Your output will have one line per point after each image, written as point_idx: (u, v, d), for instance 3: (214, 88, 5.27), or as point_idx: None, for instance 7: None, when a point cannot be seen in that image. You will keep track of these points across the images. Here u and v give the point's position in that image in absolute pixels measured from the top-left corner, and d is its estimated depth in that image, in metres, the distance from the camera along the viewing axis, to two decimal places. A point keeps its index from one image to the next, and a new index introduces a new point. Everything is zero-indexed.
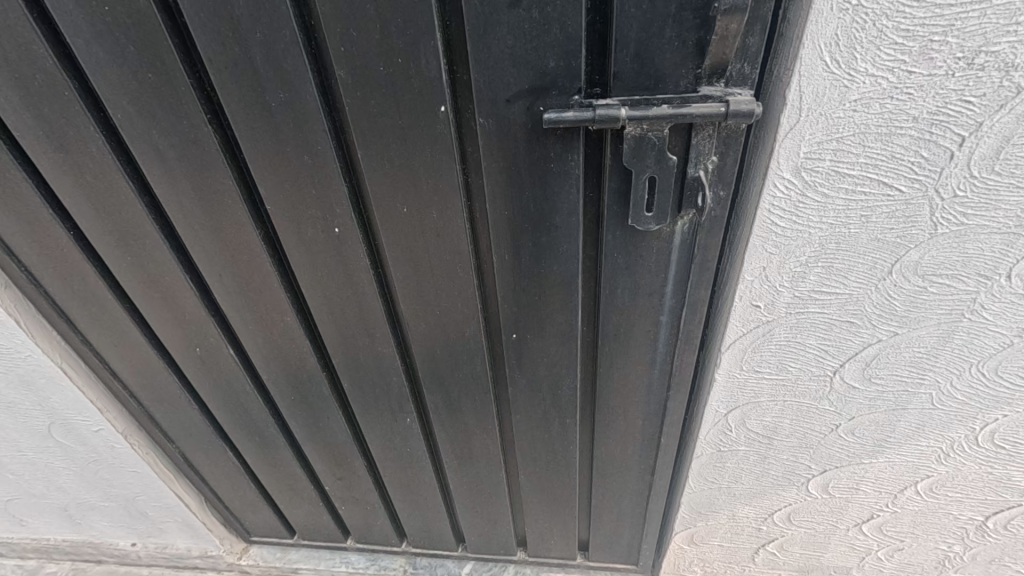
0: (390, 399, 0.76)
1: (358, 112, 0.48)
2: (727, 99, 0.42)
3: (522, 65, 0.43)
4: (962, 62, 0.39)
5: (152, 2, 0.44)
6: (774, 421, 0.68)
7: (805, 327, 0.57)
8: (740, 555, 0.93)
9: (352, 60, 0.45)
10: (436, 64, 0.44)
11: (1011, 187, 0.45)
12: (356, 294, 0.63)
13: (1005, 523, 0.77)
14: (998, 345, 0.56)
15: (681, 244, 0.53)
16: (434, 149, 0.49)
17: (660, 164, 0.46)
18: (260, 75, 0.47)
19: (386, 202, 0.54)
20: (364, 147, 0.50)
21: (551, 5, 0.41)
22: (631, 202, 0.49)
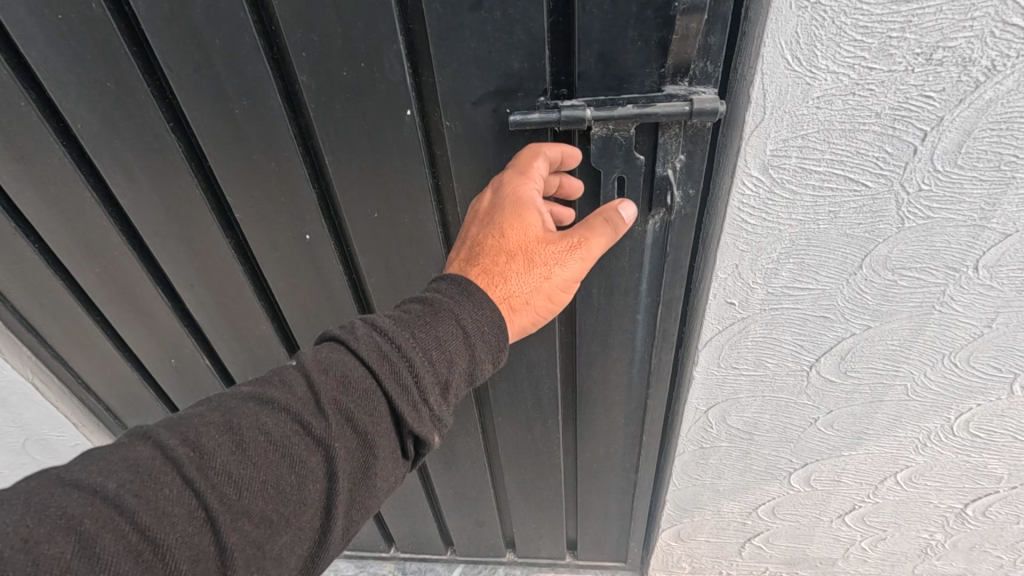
0: None
1: (324, 117, 0.47)
2: (691, 98, 0.42)
3: (486, 67, 0.43)
4: (921, 58, 0.39)
5: (105, 9, 0.43)
6: (754, 417, 0.69)
7: (780, 323, 0.58)
8: (727, 550, 0.93)
9: (315, 66, 0.44)
10: (399, 68, 0.44)
11: (975, 180, 0.45)
12: (331, 300, 0.62)
13: (983, 510, 0.79)
14: (969, 336, 0.57)
15: (654, 243, 0.53)
16: (402, 153, 0.49)
17: (628, 164, 0.47)
18: (222, 82, 0.46)
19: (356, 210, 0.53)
20: (331, 152, 0.49)
21: (513, 7, 0.40)
22: (601, 202, 0.49)
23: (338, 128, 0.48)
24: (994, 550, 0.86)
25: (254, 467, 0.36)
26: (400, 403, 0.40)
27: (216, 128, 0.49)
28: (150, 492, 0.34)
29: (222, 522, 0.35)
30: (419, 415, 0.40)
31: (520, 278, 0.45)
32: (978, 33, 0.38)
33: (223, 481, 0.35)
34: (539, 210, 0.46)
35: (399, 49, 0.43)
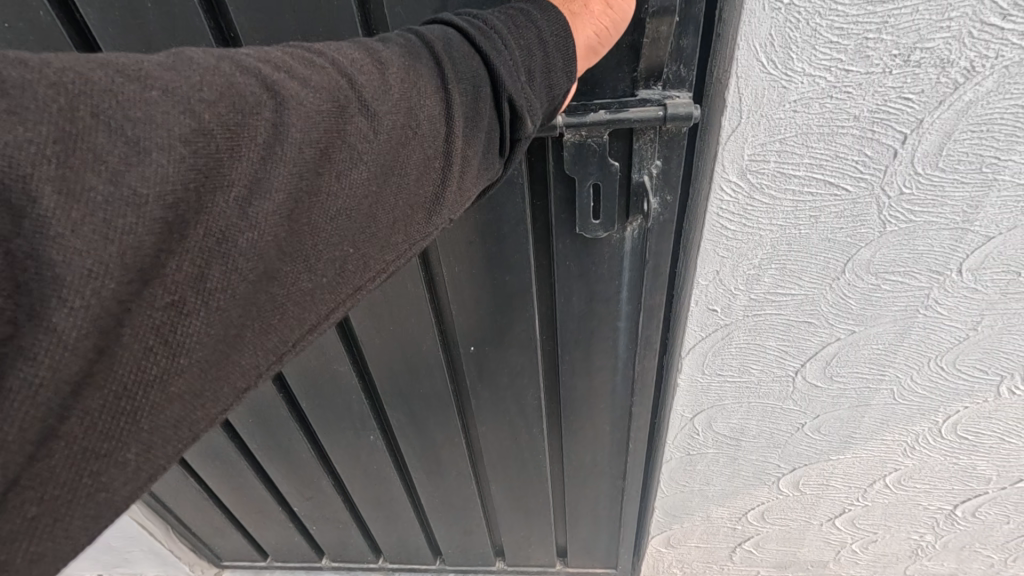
0: (351, 417, 0.73)
1: None
2: (664, 103, 0.41)
3: None
4: (898, 60, 0.38)
5: (55, 18, 0.41)
6: (741, 423, 0.68)
7: (763, 329, 0.57)
8: (718, 554, 0.92)
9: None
10: None
11: (956, 183, 0.44)
12: None
13: (973, 511, 0.78)
14: (955, 339, 0.56)
15: (632, 250, 0.52)
16: None
17: (603, 171, 0.46)
18: None
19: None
20: None
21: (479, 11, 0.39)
22: (577, 210, 0.48)
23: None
24: (984, 550, 0.86)
25: (344, 188, 0.28)
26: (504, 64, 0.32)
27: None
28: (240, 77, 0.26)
29: (300, 206, 0.27)
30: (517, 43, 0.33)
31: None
32: (956, 34, 0.37)
33: (336, 162, 0.28)
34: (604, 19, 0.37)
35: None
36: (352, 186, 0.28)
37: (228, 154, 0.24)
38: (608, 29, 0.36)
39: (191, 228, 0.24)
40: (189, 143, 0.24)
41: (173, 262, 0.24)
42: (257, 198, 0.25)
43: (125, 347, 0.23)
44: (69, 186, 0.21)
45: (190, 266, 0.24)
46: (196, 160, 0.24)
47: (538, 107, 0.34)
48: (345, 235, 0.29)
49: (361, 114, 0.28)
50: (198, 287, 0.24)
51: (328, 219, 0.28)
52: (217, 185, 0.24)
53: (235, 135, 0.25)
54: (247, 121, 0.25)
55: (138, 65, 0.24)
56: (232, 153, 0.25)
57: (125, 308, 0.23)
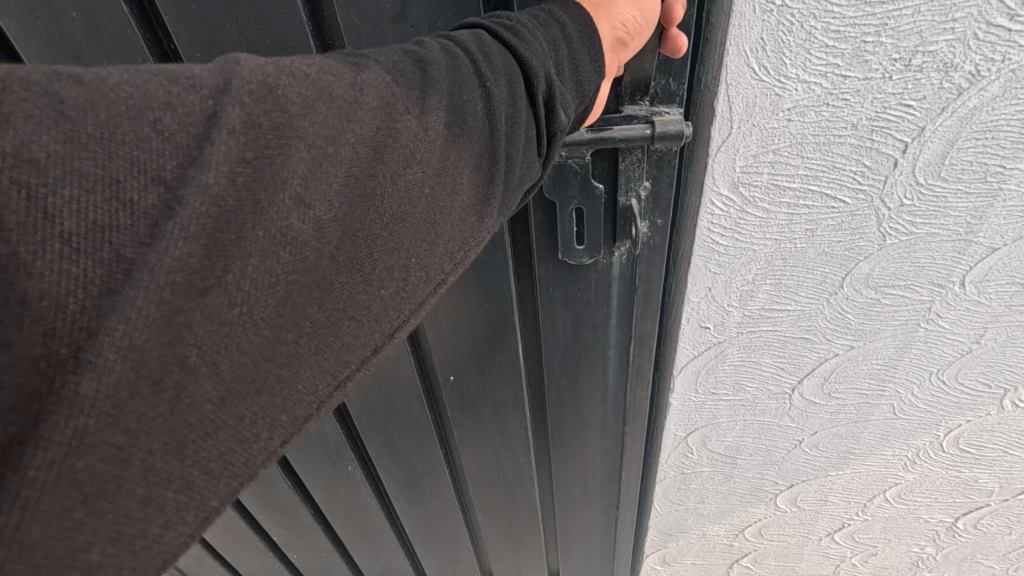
0: (327, 448, 0.69)
1: None
2: (650, 120, 0.38)
3: None
4: (899, 64, 0.36)
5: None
6: (736, 441, 0.65)
7: (758, 346, 0.54)
8: (715, 570, 0.89)
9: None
10: None
11: (958, 193, 0.42)
12: None
13: (974, 522, 0.76)
14: (957, 353, 0.53)
15: (620, 275, 0.49)
16: None
17: (586, 195, 0.43)
18: None
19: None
20: None
21: (441, 21, 0.35)
22: (559, 234, 0.46)
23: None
24: (985, 560, 0.84)
25: (399, 193, 0.24)
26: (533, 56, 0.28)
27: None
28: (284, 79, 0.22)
29: (354, 213, 0.23)
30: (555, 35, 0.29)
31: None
32: (960, 36, 0.34)
33: (389, 163, 0.24)
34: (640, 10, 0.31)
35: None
36: (407, 191, 0.25)
37: (277, 153, 0.21)
38: (641, 16, 0.32)
39: (239, 248, 0.20)
40: (240, 142, 0.20)
41: (220, 292, 0.20)
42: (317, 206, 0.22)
43: (169, 402, 0.20)
44: (115, 209, 0.19)
45: (238, 295, 0.21)
46: (247, 164, 0.20)
47: (571, 102, 0.30)
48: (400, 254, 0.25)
49: (412, 101, 0.25)
50: (244, 321, 0.21)
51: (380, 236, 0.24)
52: (267, 195, 0.21)
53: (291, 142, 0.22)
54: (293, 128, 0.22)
55: (181, 68, 0.21)
56: (280, 154, 0.21)
57: (170, 344, 0.19)
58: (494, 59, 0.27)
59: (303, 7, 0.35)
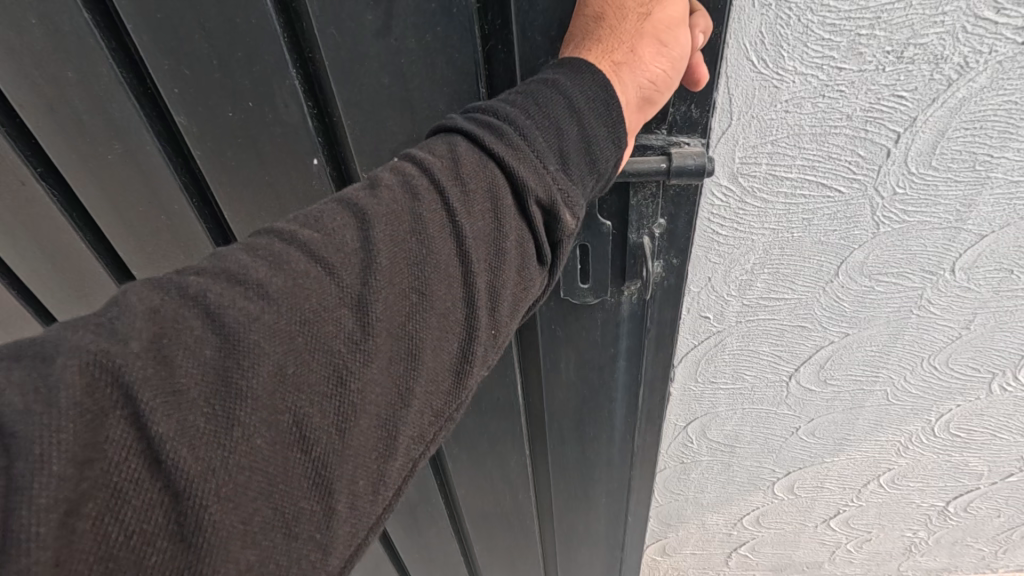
0: None
1: (214, 163, 0.43)
2: (668, 157, 0.39)
3: (403, 107, 0.39)
4: (892, 56, 0.37)
5: None
6: (735, 429, 0.66)
7: (757, 334, 0.55)
8: (714, 560, 0.90)
9: (194, 105, 0.40)
10: (297, 107, 0.40)
11: (949, 181, 0.43)
12: None
13: (965, 506, 0.78)
14: (947, 338, 0.55)
15: (630, 314, 0.50)
16: (299, 197, 0.45)
17: (593, 230, 0.44)
18: (91, 124, 0.41)
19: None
20: (223, 193, 0.45)
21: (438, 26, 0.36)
22: (564, 271, 0.47)
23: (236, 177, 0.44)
24: (975, 543, 0.86)
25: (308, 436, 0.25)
26: (529, 155, 0.30)
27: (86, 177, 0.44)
28: (194, 314, 0.24)
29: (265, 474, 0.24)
30: (549, 128, 0.31)
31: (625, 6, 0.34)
32: (949, 29, 0.35)
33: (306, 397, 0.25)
34: (666, 58, 0.33)
35: (294, 84, 0.39)
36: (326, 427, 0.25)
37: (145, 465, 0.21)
38: (670, 67, 0.33)
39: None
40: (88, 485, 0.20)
41: None
42: (253, 436, 0.23)
43: None
44: None
45: None
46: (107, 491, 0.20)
47: (576, 198, 0.31)
48: (370, 424, 0.27)
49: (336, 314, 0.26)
50: None
51: (337, 424, 0.25)
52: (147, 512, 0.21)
53: (218, 383, 0.23)
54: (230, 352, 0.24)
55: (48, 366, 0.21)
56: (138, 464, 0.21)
57: None
58: (472, 180, 0.30)
59: (280, 20, 0.36)
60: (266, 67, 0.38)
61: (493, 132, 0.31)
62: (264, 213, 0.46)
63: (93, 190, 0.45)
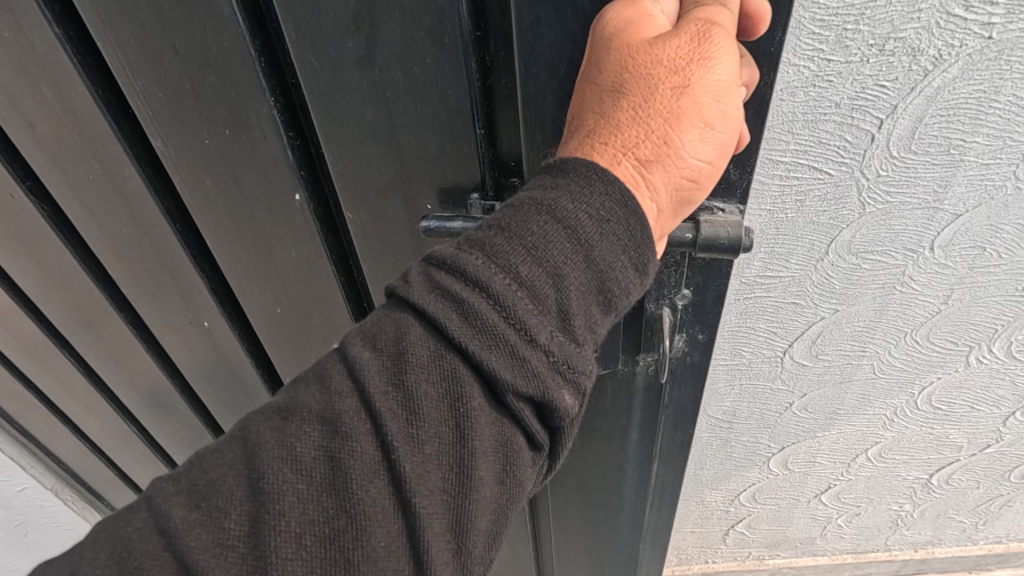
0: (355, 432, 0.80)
1: (206, 174, 0.52)
2: (697, 228, 0.40)
3: (381, 142, 0.44)
4: (875, 49, 0.41)
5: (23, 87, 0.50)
6: (732, 405, 0.70)
7: (753, 311, 0.59)
8: (713, 538, 0.94)
9: (188, 124, 0.48)
10: (274, 134, 0.47)
11: (927, 164, 0.47)
12: (294, 343, 0.67)
13: (947, 478, 0.83)
14: (928, 313, 0.59)
15: (646, 386, 0.55)
16: (280, 214, 0.53)
17: None
18: (108, 132, 0.51)
19: (262, 278, 0.60)
20: (215, 202, 0.54)
21: (428, 58, 0.39)
22: None
23: (219, 191, 0.53)
24: (958, 515, 0.91)
25: None
26: (506, 335, 0.31)
27: (95, 174, 0.56)
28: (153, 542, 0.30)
29: None
30: (531, 306, 0.31)
31: (648, 88, 0.32)
32: (925, 24, 0.40)
33: None
34: (703, 148, 0.33)
35: (271, 113, 0.46)
36: None
37: None
38: (713, 157, 0.34)
39: None
40: None
41: None
42: None
43: None
44: None
45: None
46: None
47: (557, 393, 0.32)
48: None
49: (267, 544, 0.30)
50: None
51: None
52: None
53: None
54: (224, 557, 0.29)
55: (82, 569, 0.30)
56: None
57: None
58: (415, 392, 0.32)
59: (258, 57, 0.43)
60: (239, 97, 0.45)
61: (462, 316, 0.31)
62: (249, 222, 0.54)
63: (112, 186, 0.56)
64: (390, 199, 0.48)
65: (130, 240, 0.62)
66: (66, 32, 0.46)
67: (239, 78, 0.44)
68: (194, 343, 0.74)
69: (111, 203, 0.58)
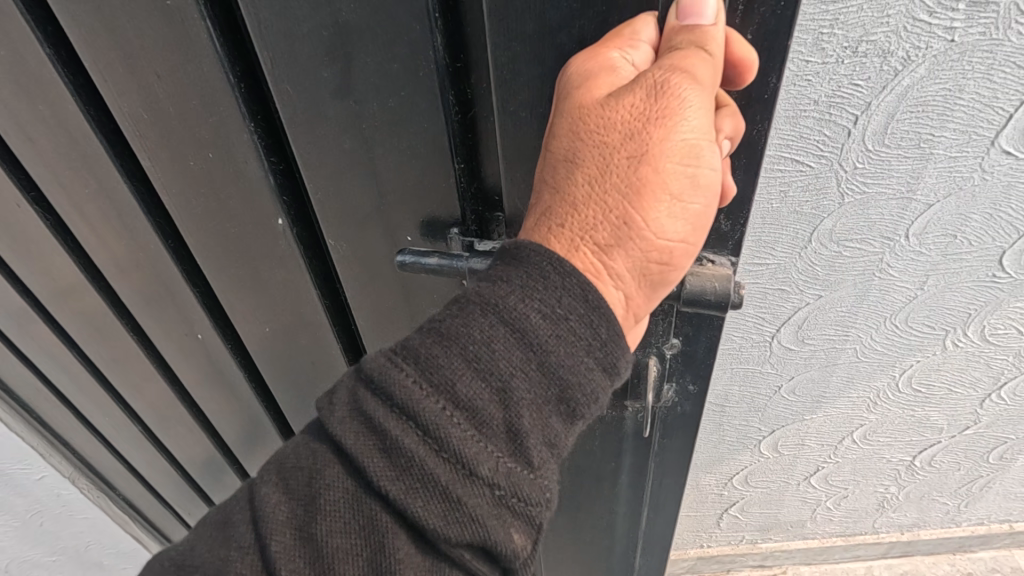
0: None
1: (190, 192, 0.55)
2: (683, 281, 0.43)
3: (359, 170, 0.47)
4: (848, 51, 0.45)
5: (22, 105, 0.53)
6: (725, 389, 0.74)
7: (742, 297, 0.63)
8: (707, 521, 0.98)
9: (173, 146, 0.51)
10: (257, 156, 0.50)
11: (900, 157, 0.51)
12: (285, 353, 0.71)
13: (929, 460, 0.87)
14: (905, 298, 0.63)
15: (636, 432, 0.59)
16: (266, 231, 0.56)
17: None
18: (101, 150, 0.54)
19: (251, 293, 0.64)
20: (202, 221, 0.57)
21: (403, 91, 0.42)
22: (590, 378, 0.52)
23: (204, 210, 0.56)
24: (941, 497, 0.95)
25: None
26: (441, 472, 0.32)
27: (90, 190, 0.59)
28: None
29: None
30: (474, 437, 0.32)
31: (607, 152, 0.34)
32: (894, 28, 0.44)
33: None
34: (670, 216, 0.34)
35: (252, 138, 0.49)
36: None
37: None
38: (680, 238, 0.35)
39: None
40: None
41: None
42: None
43: None
44: None
45: None
46: None
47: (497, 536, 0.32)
48: None
49: None
50: None
51: None
52: None
53: None
54: None
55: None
56: None
57: None
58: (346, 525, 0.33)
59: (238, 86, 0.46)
60: (222, 124, 0.48)
61: (389, 450, 0.32)
62: (235, 237, 0.58)
63: (103, 199, 0.60)
64: (371, 226, 0.51)
65: (122, 251, 0.65)
66: (57, 54, 0.49)
67: (225, 111, 0.47)
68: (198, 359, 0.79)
69: (104, 215, 0.62)
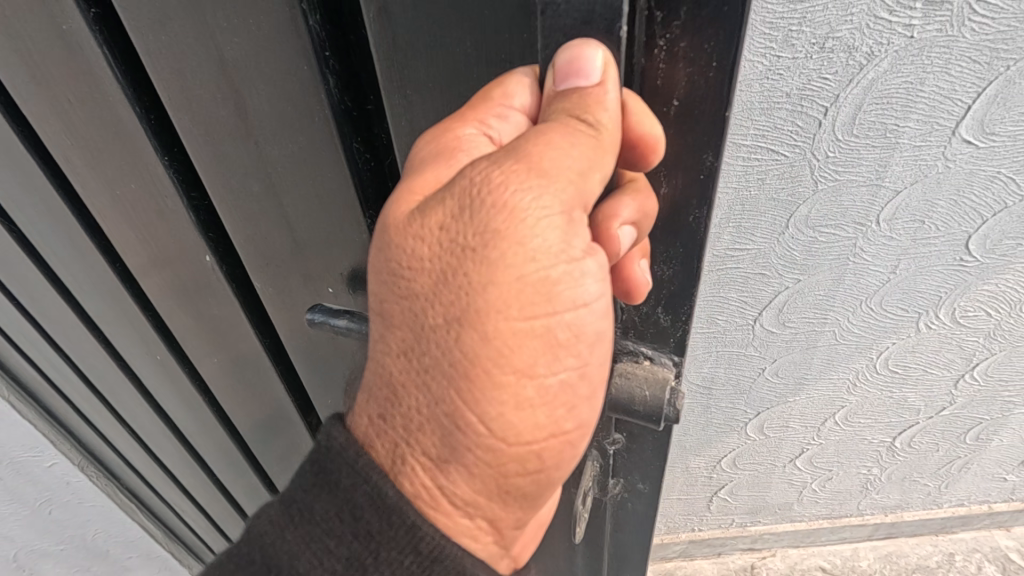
0: (286, 422, 0.94)
1: (136, 208, 0.64)
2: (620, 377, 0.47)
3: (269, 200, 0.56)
4: (816, 47, 0.48)
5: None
6: (711, 372, 0.77)
7: (725, 281, 0.66)
8: (697, 505, 1.01)
9: (114, 168, 0.60)
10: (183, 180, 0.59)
11: (868, 146, 0.55)
12: (229, 350, 0.81)
13: (909, 441, 0.90)
14: (879, 282, 0.67)
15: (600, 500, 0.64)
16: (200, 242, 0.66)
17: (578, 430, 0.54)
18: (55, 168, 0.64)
19: (196, 295, 0.74)
20: (147, 232, 0.67)
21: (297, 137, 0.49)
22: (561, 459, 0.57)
23: (147, 221, 0.65)
24: (922, 479, 0.99)
25: None
26: None
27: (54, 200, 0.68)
28: None
29: None
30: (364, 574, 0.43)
31: (445, 295, 0.39)
32: (857, 25, 0.47)
33: None
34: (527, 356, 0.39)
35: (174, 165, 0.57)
36: None
37: None
38: (544, 373, 0.40)
39: None
40: None
41: None
42: None
43: None
44: None
45: None
46: None
47: None
48: None
49: None
50: None
51: None
52: None
53: None
54: None
55: None
56: None
57: None
58: None
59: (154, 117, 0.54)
60: (146, 149, 0.57)
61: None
62: (173, 246, 0.67)
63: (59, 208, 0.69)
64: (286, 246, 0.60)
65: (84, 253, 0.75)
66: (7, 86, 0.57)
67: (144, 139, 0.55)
68: (204, 370, 0.89)
69: (66, 222, 0.71)
